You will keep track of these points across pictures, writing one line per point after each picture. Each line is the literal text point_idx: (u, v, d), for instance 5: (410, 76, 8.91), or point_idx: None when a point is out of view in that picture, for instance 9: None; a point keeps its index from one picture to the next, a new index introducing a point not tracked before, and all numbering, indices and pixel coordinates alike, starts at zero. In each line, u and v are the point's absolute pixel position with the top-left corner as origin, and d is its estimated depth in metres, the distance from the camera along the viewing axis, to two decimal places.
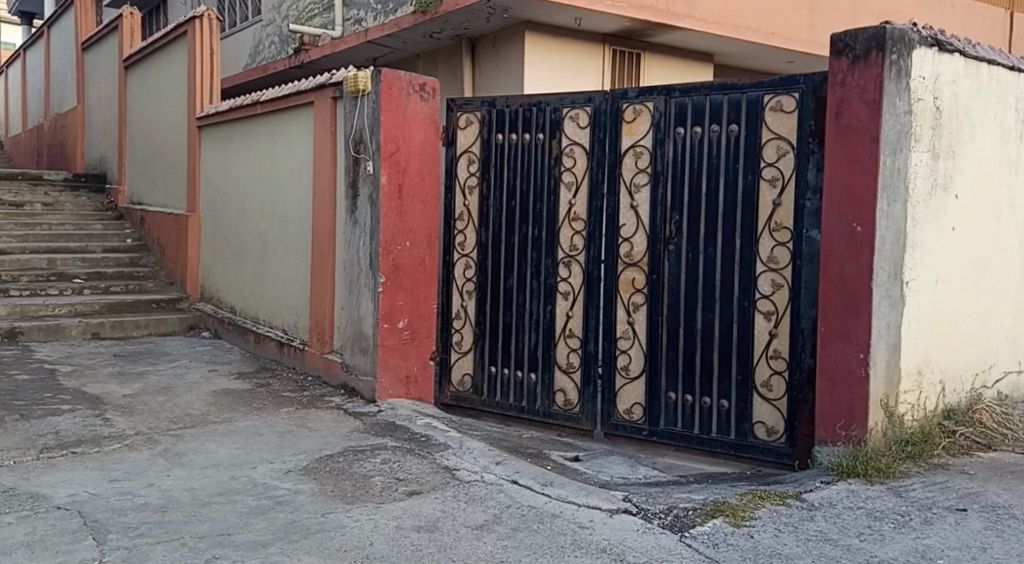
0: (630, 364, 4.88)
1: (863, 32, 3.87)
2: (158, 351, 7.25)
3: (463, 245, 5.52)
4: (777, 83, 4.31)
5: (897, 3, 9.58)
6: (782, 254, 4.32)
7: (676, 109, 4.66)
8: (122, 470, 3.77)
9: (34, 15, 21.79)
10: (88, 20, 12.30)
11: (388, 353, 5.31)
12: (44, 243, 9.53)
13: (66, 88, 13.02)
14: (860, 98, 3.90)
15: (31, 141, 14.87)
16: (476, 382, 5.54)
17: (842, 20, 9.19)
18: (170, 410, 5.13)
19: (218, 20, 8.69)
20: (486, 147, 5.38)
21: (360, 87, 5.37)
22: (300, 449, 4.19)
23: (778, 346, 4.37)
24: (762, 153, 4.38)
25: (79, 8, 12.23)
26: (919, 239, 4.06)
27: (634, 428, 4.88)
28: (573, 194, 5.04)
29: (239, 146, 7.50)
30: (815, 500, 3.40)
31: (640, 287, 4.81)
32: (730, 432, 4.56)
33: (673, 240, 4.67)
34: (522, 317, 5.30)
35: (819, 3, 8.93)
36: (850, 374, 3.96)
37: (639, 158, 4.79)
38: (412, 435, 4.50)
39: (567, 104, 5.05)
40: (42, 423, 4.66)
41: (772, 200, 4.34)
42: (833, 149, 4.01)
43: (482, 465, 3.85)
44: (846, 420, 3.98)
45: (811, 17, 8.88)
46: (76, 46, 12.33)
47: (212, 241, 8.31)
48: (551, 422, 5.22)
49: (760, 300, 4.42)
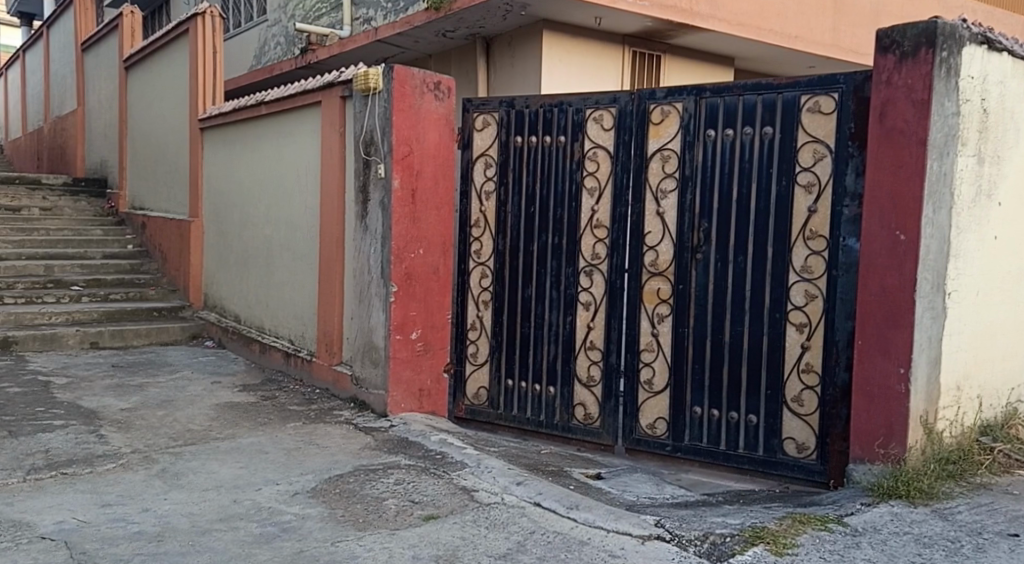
0: (654, 377, 4.68)
1: (912, 27, 3.70)
2: (159, 361, 7.05)
3: (478, 253, 5.32)
4: (816, 83, 4.14)
5: (917, 8, 9.46)
6: (817, 264, 4.16)
7: (706, 110, 4.48)
8: (115, 494, 3.55)
9: (35, 15, 21.76)
10: (89, 20, 12.15)
11: (400, 365, 5.12)
12: (42, 249, 9.35)
13: (66, 90, 12.85)
14: (906, 98, 3.72)
15: (32, 145, 14.70)
16: (492, 396, 5.32)
17: (863, 24, 9.05)
18: (169, 426, 4.92)
19: (221, 19, 8.50)
20: (504, 150, 5.18)
21: (371, 86, 5.18)
22: (308, 469, 3.98)
23: (810, 359, 4.19)
24: (798, 158, 4.21)
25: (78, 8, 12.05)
26: (962, 248, 3.89)
27: (657, 443, 4.68)
28: (596, 200, 4.84)
29: (244, 149, 7.30)
30: (859, 525, 3.18)
31: (665, 298, 4.62)
32: (759, 448, 4.37)
33: (701, 248, 4.50)
34: (541, 328, 5.09)
35: (841, 6, 8.77)
36: (889, 390, 3.76)
37: (666, 161, 4.61)
38: (426, 452, 4.29)
39: (590, 105, 4.86)
40: (32, 441, 4.45)
41: (807, 207, 4.18)
42: (876, 152, 3.83)
43: (502, 486, 3.63)
44: (884, 437, 3.77)
45: (833, 20, 8.73)
46: (76, 47, 12.18)
47: (215, 249, 8.12)
48: (570, 437, 5.02)
49: (792, 312, 4.24)
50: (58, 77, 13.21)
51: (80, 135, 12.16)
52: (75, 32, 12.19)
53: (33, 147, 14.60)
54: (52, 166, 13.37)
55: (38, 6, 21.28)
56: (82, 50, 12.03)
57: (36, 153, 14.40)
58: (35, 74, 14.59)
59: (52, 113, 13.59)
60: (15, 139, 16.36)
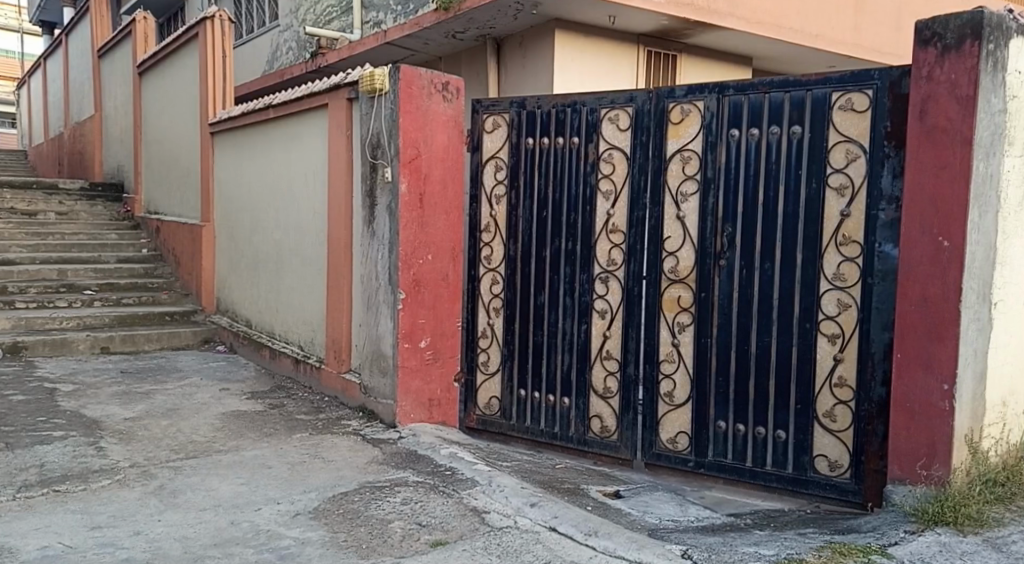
0: (675, 390, 4.45)
1: (955, 18, 3.50)
2: (169, 367, 6.89)
3: (489, 259, 5.11)
4: (848, 79, 3.92)
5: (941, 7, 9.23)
6: (851, 272, 3.93)
7: (730, 109, 4.25)
8: (106, 514, 3.37)
9: (57, 24, 21.93)
10: (104, 26, 12.07)
11: (409, 374, 4.95)
12: (56, 253, 9.24)
13: (84, 96, 12.79)
14: (950, 94, 3.51)
15: (53, 152, 14.68)
16: (504, 406, 5.11)
17: (885, 23, 8.80)
18: (172, 437, 4.75)
19: (230, 21, 8.34)
20: (515, 153, 4.97)
21: (376, 86, 5.00)
22: (311, 486, 3.77)
23: (843, 373, 3.96)
24: (829, 158, 3.98)
25: (94, 15, 11.98)
26: (1009, 254, 3.65)
27: (679, 459, 4.45)
28: (611, 203, 4.62)
29: (253, 154, 7.15)
30: (905, 558, 2.95)
31: (686, 306, 4.39)
32: (788, 465, 4.13)
33: (724, 254, 4.27)
34: (555, 337, 4.87)
35: (863, 4, 8.51)
36: (931, 407, 3.54)
37: (686, 163, 4.38)
38: (435, 468, 4.08)
39: (605, 104, 4.63)
40: (28, 454, 4.28)
41: (840, 210, 3.95)
42: (916, 152, 3.62)
43: (514, 507, 3.41)
44: (926, 457, 3.54)
45: (855, 18, 8.49)
46: (92, 53, 12.11)
47: (226, 252, 7.97)
48: (586, 451, 4.80)
49: (824, 322, 4.01)
50: (77, 82, 13.15)
51: (97, 141, 12.07)
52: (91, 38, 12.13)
53: (55, 154, 14.56)
54: (72, 171, 13.31)
55: (56, 14, 21.22)
56: (99, 56, 11.93)
57: (56, 159, 14.35)
58: (56, 81, 14.57)
59: (71, 119, 13.52)
60: (37, 145, 16.32)
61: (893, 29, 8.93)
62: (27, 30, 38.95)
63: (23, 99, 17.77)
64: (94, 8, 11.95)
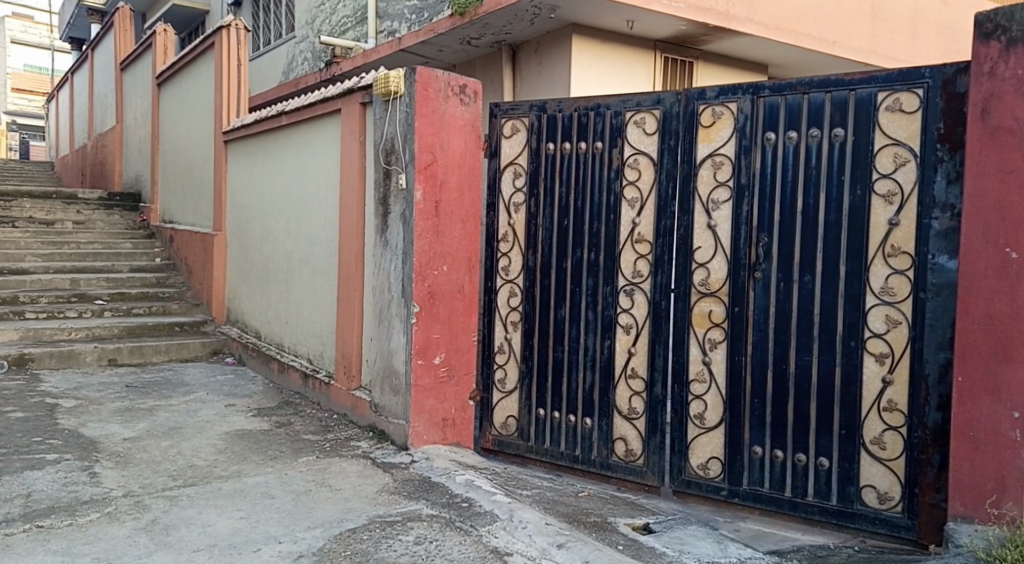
0: (706, 412, 4.12)
1: (1020, 9, 3.19)
2: (176, 381, 6.62)
3: (507, 270, 4.79)
4: (896, 78, 3.61)
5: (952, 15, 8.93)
6: (900, 285, 3.61)
7: (765, 111, 3.94)
8: (90, 556, 3.10)
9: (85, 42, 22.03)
10: (127, 40, 11.87)
11: (422, 393, 4.67)
12: (70, 262, 9.02)
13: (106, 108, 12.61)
14: (1017, 91, 3.20)
15: (76, 164, 14.53)
16: (521, 426, 4.77)
17: (901, 30, 8.49)
18: (172, 460, 4.47)
19: (246, 31, 8.09)
20: (535, 158, 4.67)
21: (391, 89, 4.73)
22: (315, 521, 3.47)
23: (893, 396, 3.63)
24: (875, 164, 3.66)
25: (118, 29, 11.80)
26: None
27: (711, 487, 4.11)
28: (637, 212, 4.31)
29: (264, 162, 6.90)
30: None
31: (718, 321, 4.07)
32: (831, 496, 3.79)
33: (760, 265, 3.95)
34: (576, 354, 4.55)
35: (879, 11, 8.20)
36: (998, 437, 3.22)
37: (717, 169, 4.07)
38: (449, 498, 3.77)
39: (631, 107, 4.33)
40: (16, 482, 4.00)
41: (887, 219, 3.63)
42: (977, 155, 3.30)
43: (539, 548, 3.14)
44: (996, 493, 3.22)
45: (871, 25, 8.18)
46: (114, 66, 11.92)
47: (236, 261, 7.71)
48: (608, 476, 4.46)
49: (870, 340, 3.68)
50: (101, 96, 12.97)
51: (118, 152, 11.87)
52: (114, 51, 11.94)
53: (78, 165, 14.38)
54: (94, 182, 13.14)
55: (83, 31, 21.18)
56: (122, 69, 11.74)
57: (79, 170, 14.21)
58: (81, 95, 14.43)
59: (94, 132, 13.36)
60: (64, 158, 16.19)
61: (909, 36, 8.62)
62: (55, 47, 39.28)
63: (52, 114, 17.72)
64: (117, 23, 11.77)
